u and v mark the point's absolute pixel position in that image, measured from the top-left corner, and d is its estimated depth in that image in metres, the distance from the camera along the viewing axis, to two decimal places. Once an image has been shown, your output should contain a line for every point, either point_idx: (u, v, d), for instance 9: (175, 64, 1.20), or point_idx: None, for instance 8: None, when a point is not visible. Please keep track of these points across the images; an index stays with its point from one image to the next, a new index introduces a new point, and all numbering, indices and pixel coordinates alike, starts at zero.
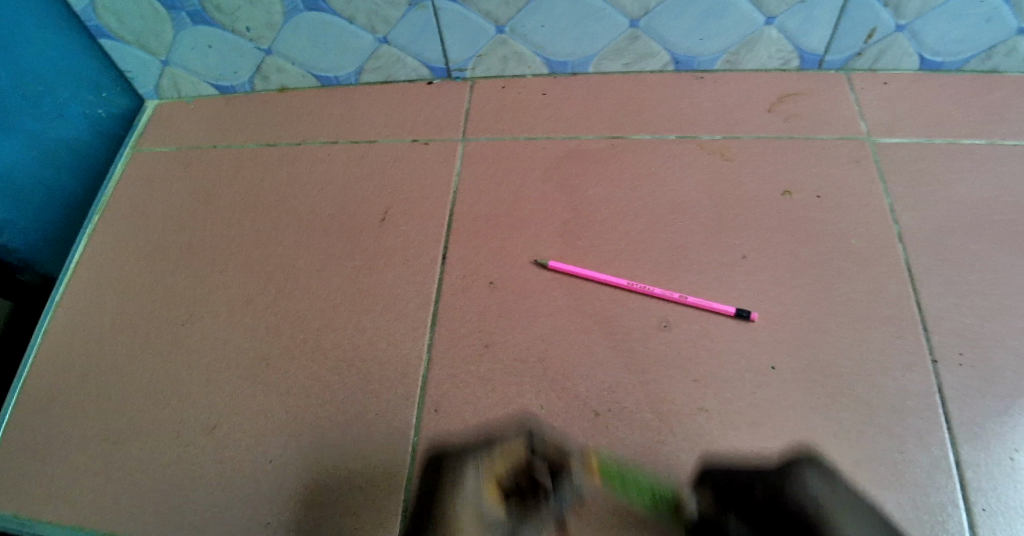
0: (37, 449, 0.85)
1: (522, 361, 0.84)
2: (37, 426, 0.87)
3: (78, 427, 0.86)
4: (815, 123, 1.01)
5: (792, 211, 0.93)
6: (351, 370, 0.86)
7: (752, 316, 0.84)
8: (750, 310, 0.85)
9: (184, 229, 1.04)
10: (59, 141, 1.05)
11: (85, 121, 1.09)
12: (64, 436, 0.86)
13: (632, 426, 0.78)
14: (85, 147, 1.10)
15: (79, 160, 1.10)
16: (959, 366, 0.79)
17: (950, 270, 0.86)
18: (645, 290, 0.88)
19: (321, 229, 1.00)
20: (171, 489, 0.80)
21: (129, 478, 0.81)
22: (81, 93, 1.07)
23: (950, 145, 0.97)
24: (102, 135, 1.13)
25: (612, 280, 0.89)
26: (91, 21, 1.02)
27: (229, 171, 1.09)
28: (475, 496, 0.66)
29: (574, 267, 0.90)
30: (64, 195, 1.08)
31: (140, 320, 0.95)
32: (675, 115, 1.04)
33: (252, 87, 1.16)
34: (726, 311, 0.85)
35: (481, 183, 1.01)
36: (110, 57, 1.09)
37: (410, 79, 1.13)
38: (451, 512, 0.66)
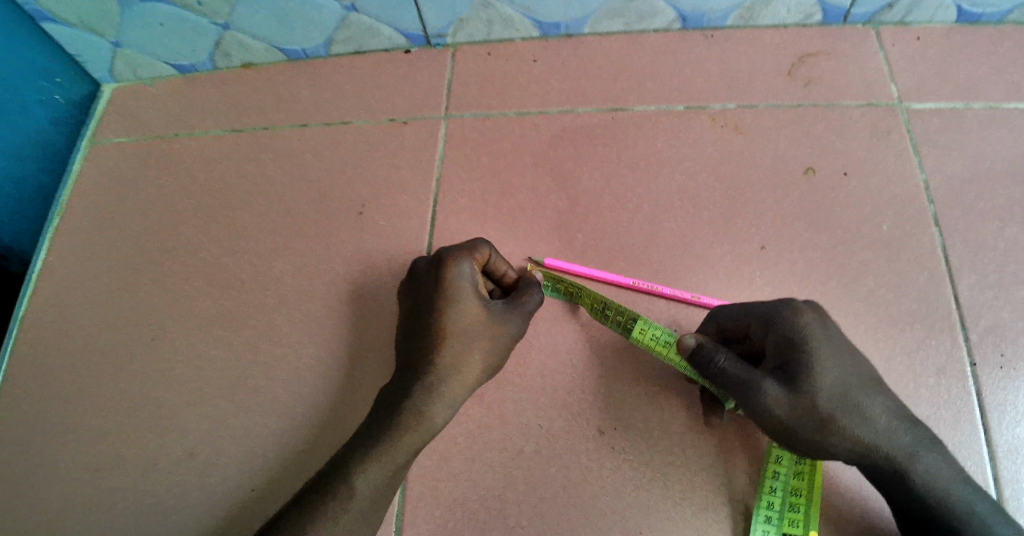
0: (16, 484, 0.82)
1: (516, 376, 0.78)
2: (14, 460, 0.83)
3: (58, 458, 0.83)
4: (836, 89, 0.90)
5: (810, 193, 0.84)
6: (340, 386, 0.83)
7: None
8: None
9: (149, 232, 0.95)
10: (22, 137, 0.95)
11: (44, 114, 0.98)
12: (47, 468, 0.82)
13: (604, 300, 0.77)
14: (45, 140, 0.99)
15: (43, 156, 0.99)
16: (1001, 369, 0.74)
17: (982, 261, 0.79)
18: (651, 290, 0.81)
19: (296, 230, 0.92)
20: (162, 517, 0.79)
21: (116, 511, 0.80)
22: (34, 84, 0.94)
23: (988, 111, 0.87)
24: (61, 126, 1.01)
25: (614, 279, 0.82)
26: (29, 5, 0.87)
27: (192, 167, 0.99)
28: (464, 290, 0.72)
29: (572, 265, 0.83)
30: (36, 190, 1.00)
31: (113, 338, 0.89)
32: (682, 80, 0.92)
33: (212, 65, 1.03)
34: None
35: (467, 170, 0.91)
36: (55, 42, 0.95)
37: (384, 49, 1.01)
38: (440, 302, 0.72)
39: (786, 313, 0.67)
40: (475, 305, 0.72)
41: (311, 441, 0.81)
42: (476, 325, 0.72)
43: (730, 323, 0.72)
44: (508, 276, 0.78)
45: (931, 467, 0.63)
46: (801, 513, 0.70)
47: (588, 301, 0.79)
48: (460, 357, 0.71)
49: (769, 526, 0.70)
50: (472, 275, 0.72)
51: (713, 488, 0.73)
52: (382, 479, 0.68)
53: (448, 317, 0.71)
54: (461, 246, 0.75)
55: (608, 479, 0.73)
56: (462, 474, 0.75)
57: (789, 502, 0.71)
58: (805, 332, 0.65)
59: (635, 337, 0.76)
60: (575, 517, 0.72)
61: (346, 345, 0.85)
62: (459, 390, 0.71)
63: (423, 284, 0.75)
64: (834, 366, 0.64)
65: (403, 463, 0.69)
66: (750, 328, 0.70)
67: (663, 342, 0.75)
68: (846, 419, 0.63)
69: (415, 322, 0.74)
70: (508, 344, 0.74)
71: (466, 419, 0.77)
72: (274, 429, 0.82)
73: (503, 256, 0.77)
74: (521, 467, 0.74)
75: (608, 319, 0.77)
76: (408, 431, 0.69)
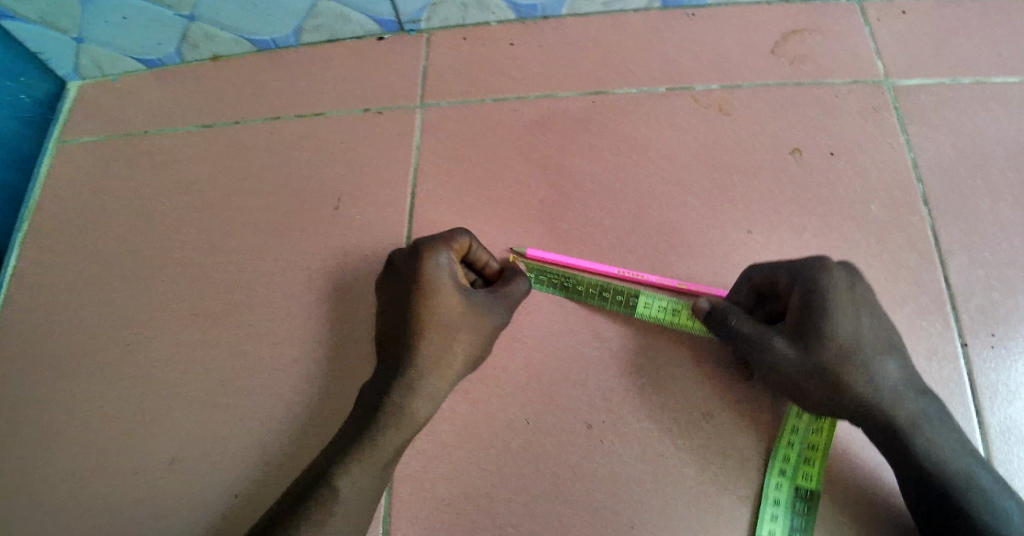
0: None
1: (501, 371, 0.76)
2: None
3: (32, 471, 0.80)
4: (822, 66, 0.88)
5: (798, 174, 0.82)
6: (322, 387, 0.81)
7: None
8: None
9: (119, 233, 0.91)
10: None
11: (11, 113, 0.93)
12: (20, 481, 0.79)
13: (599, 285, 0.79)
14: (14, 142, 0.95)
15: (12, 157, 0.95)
16: (992, 348, 0.73)
17: (973, 238, 0.78)
18: (637, 278, 0.79)
19: (271, 226, 0.89)
20: (142, 527, 0.77)
21: (94, 524, 0.77)
22: None
23: (977, 86, 0.85)
24: (31, 126, 0.97)
25: (599, 268, 0.79)
26: None
27: (162, 164, 0.95)
28: (443, 281, 0.69)
29: (556, 255, 0.80)
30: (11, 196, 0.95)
31: (86, 345, 0.85)
32: (665, 61, 0.90)
33: (180, 59, 1.00)
34: None
35: (447, 160, 0.88)
36: (16, 40, 0.90)
37: (357, 37, 0.97)
38: (418, 295, 0.69)
39: (818, 269, 0.64)
40: (454, 295, 0.69)
41: (294, 444, 0.79)
42: (457, 317, 0.69)
43: (762, 279, 0.70)
44: (489, 266, 0.75)
45: (936, 438, 0.62)
46: (815, 469, 0.71)
47: (581, 288, 0.79)
48: (444, 350, 0.69)
49: (782, 479, 0.70)
50: (450, 266, 0.69)
51: (707, 479, 0.71)
52: (370, 475, 0.66)
53: (429, 309, 0.68)
54: (438, 236, 0.72)
55: (600, 473, 0.72)
56: (448, 472, 0.73)
57: (805, 456, 0.71)
58: (832, 290, 0.63)
59: (640, 313, 0.77)
60: (565, 513, 0.71)
61: (326, 344, 0.82)
62: (444, 383, 0.69)
63: (400, 276, 0.71)
64: (855, 324, 0.63)
65: (389, 461, 0.67)
66: (779, 284, 0.68)
67: (668, 314, 0.76)
68: (858, 381, 0.62)
69: (393, 315, 0.71)
70: (491, 335, 0.72)
71: (452, 416, 0.75)
72: (254, 433, 0.80)
73: (484, 245, 0.75)
74: (509, 463, 0.73)
75: (608, 302, 0.78)
76: (393, 428, 0.67)
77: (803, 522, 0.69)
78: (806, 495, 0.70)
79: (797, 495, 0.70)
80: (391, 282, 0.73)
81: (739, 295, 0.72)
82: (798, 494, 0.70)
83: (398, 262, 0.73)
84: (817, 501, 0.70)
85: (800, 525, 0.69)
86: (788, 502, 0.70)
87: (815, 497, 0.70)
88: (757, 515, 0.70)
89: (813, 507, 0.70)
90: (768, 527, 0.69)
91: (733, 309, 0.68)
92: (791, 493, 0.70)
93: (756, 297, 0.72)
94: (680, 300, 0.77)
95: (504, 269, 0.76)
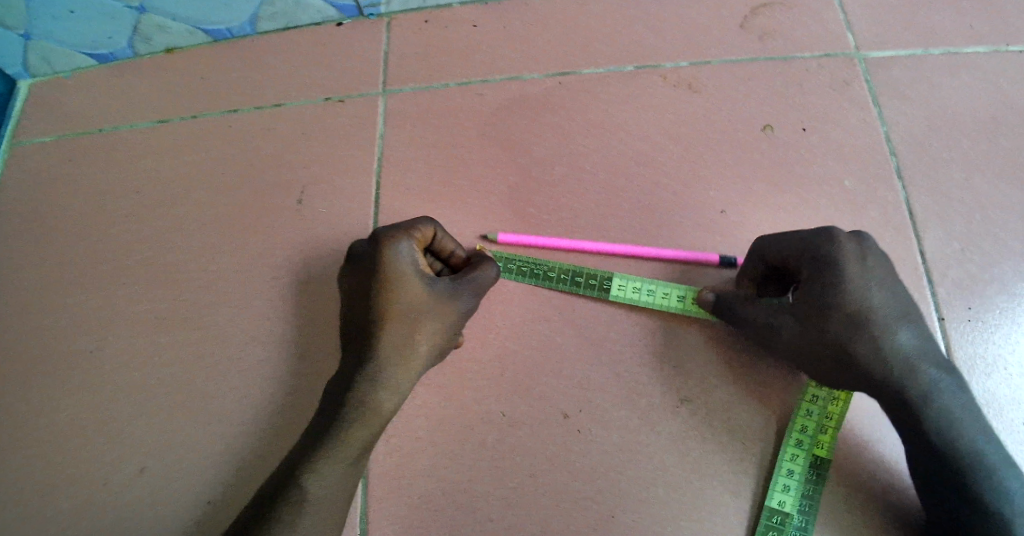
0: None
1: (475, 362, 0.74)
2: None
3: None
4: (792, 40, 0.86)
5: (771, 150, 0.81)
6: (291, 387, 0.78)
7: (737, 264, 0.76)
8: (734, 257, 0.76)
9: (77, 236, 0.88)
10: None
11: None
12: None
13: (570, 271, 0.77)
14: None
15: None
16: (969, 322, 0.73)
17: (947, 211, 0.77)
18: (613, 251, 0.77)
19: (234, 223, 0.86)
20: None
21: None
22: None
23: (948, 57, 0.84)
24: None
25: (573, 244, 0.78)
26: None
27: (119, 162, 0.91)
28: (406, 270, 0.66)
29: (525, 237, 0.78)
30: None
31: (48, 353, 0.82)
32: (632, 39, 0.88)
33: (133, 53, 0.95)
34: (710, 260, 0.76)
35: (412, 148, 0.85)
36: None
37: (315, 23, 0.94)
38: (378, 286, 0.66)
39: (827, 242, 0.61)
40: (417, 282, 0.66)
41: (265, 447, 0.76)
42: (419, 306, 0.66)
43: (772, 253, 0.66)
44: (456, 255, 0.73)
45: (942, 412, 0.60)
46: (829, 439, 0.69)
47: (554, 274, 0.77)
48: (409, 342, 0.66)
49: (797, 449, 0.69)
50: (412, 254, 0.67)
51: (687, 465, 0.70)
52: (339, 473, 0.64)
53: (392, 298, 0.65)
54: (400, 225, 0.69)
55: (578, 464, 0.70)
56: (425, 468, 0.71)
57: (819, 426, 0.70)
58: (844, 263, 0.60)
59: (616, 296, 0.75)
60: (544, 507, 0.69)
61: (294, 343, 0.80)
62: (409, 377, 0.67)
63: (360, 267, 0.68)
64: (871, 295, 0.60)
65: (357, 457, 0.65)
66: (790, 259, 0.64)
67: (644, 296, 0.75)
68: (874, 355, 0.60)
69: (355, 307, 0.68)
70: (457, 323, 0.69)
71: (427, 411, 0.73)
72: (224, 437, 0.77)
73: (450, 235, 0.73)
74: (485, 458, 0.71)
75: (583, 288, 0.76)
76: (358, 423, 0.65)
77: (813, 491, 0.68)
78: (818, 465, 0.69)
79: (810, 465, 0.69)
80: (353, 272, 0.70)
81: (751, 267, 0.69)
82: (811, 464, 0.69)
83: (359, 252, 0.70)
84: (828, 471, 0.69)
85: (809, 494, 0.68)
86: (800, 472, 0.69)
87: (827, 467, 0.69)
88: (768, 485, 0.69)
89: (823, 476, 0.69)
90: (778, 496, 0.68)
91: (736, 296, 0.70)
92: (804, 463, 0.69)
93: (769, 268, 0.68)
94: (655, 281, 0.76)
95: (471, 257, 0.74)
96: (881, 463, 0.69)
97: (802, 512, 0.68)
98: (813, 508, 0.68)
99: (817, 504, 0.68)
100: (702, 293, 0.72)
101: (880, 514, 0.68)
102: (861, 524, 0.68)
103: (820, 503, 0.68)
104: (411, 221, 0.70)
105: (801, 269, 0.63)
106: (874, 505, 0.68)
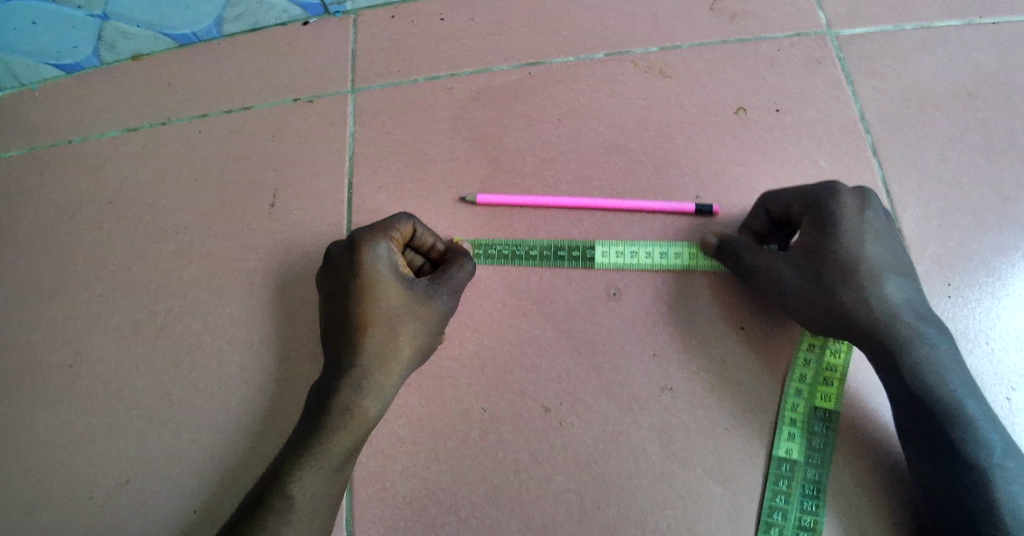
0: None
1: (453, 359, 0.73)
2: None
3: None
4: (762, 20, 0.85)
5: (744, 132, 0.80)
6: (269, 393, 0.77)
7: (714, 212, 0.77)
8: (711, 204, 0.77)
9: (49, 249, 0.86)
10: None
11: None
12: None
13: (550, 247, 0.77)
14: None
15: None
16: (949, 298, 0.72)
17: (924, 187, 0.76)
18: (590, 206, 0.78)
19: (206, 230, 0.85)
20: None
21: None
22: None
23: (921, 32, 0.83)
24: None
25: (551, 202, 0.78)
26: None
27: (89, 172, 0.90)
28: (384, 273, 0.65)
29: (504, 197, 0.79)
30: None
31: (25, 369, 0.81)
32: (601, 27, 0.87)
33: (99, 61, 0.94)
34: (686, 209, 0.77)
35: (383, 146, 0.84)
36: None
37: (282, 23, 0.93)
38: (357, 291, 0.65)
39: (830, 196, 0.63)
40: (395, 286, 0.65)
41: (246, 454, 0.75)
42: (399, 308, 0.66)
43: (777, 207, 0.68)
44: (435, 248, 0.72)
45: (935, 386, 0.60)
46: (834, 390, 0.69)
47: (535, 252, 0.77)
48: (391, 344, 0.66)
49: (799, 400, 0.69)
50: (390, 257, 0.66)
51: (670, 454, 0.68)
52: (323, 476, 0.63)
53: (370, 303, 0.65)
54: (376, 226, 0.68)
55: (560, 458, 0.69)
56: (407, 468, 0.70)
57: (823, 378, 0.70)
58: (843, 216, 0.61)
59: (600, 263, 0.75)
60: (529, 502, 0.68)
61: (270, 349, 0.79)
62: (393, 379, 0.66)
63: (336, 271, 0.67)
64: (869, 250, 0.61)
65: (341, 462, 0.64)
66: (792, 211, 0.66)
67: (628, 258, 0.75)
68: (868, 302, 0.60)
69: (333, 311, 0.67)
70: (439, 323, 0.68)
71: (407, 411, 0.72)
72: (205, 446, 0.76)
73: (429, 227, 0.72)
74: (467, 455, 0.70)
75: (566, 261, 0.76)
76: (342, 430, 0.64)
77: (821, 442, 0.68)
78: (824, 417, 0.69)
79: (815, 415, 0.69)
80: (330, 273, 0.68)
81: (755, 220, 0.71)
82: (816, 415, 0.69)
83: (336, 251, 0.68)
84: (835, 422, 0.68)
85: (816, 445, 0.68)
86: (805, 422, 0.69)
87: (834, 418, 0.68)
88: (774, 436, 0.69)
89: (830, 428, 0.68)
90: (784, 446, 0.68)
91: (742, 240, 0.70)
92: (808, 413, 0.69)
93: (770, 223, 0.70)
94: (636, 243, 0.76)
95: (450, 251, 0.73)
96: (872, 445, 0.68)
97: (811, 461, 0.67)
98: (823, 459, 0.67)
99: (826, 456, 0.67)
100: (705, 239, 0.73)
101: (869, 497, 0.66)
102: (849, 508, 0.66)
103: (829, 455, 0.68)
104: (387, 219, 0.69)
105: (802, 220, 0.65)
106: (864, 487, 0.67)
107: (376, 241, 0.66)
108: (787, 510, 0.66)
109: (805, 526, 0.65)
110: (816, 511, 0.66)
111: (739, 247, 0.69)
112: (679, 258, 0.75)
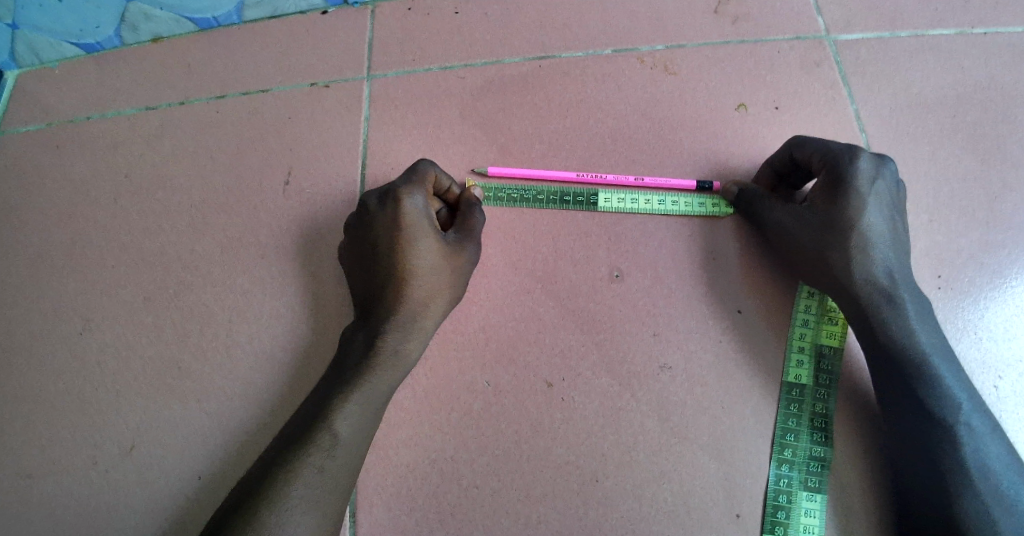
0: None
1: (459, 334, 0.75)
2: None
3: None
4: (762, 24, 0.89)
5: (742, 127, 0.84)
6: (279, 365, 0.79)
7: (716, 187, 0.80)
8: (711, 181, 0.81)
9: (64, 223, 0.88)
10: None
11: None
12: None
13: (558, 192, 0.81)
14: None
15: None
16: (941, 290, 0.75)
17: (917, 184, 0.80)
18: (595, 179, 0.81)
19: (221, 205, 0.87)
20: (100, 515, 0.74)
21: (52, 516, 0.74)
22: None
23: (915, 38, 0.87)
24: None
25: (557, 173, 0.82)
26: None
27: (107, 148, 0.91)
28: (422, 222, 0.69)
29: (512, 168, 0.82)
30: None
31: (36, 335, 0.82)
32: (608, 24, 0.90)
33: (120, 42, 0.95)
34: (687, 186, 0.80)
35: (396, 131, 0.87)
36: None
37: (300, 11, 0.96)
38: (398, 239, 0.69)
39: (847, 155, 0.66)
40: (433, 234, 0.70)
41: (255, 423, 0.77)
42: (438, 254, 0.70)
43: (803, 152, 0.71)
44: (451, 191, 0.75)
45: (921, 368, 0.63)
46: (838, 328, 0.73)
47: (543, 196, 0.81)
48: (431, 290, 0.69)
49: (806, 329, 0.74)
50: (425, 205, 0.70)
51: (667, 430, 0.71)
52: (363, 419, 0.65)
53: (410, 250, 0.68)
54: (409, 176, 0.71)
55: (560, 432, 0.71)
56: (410, 439, 0.72)
57: (826, 317, 0.74)
58: (856, 176, 0.65)
59: (603, 207, 0.80)
60: (528, 475, 0.70)
61: (281, 321, 0.81)
62: (431, 322, 0.70)
63: (373, 221, 0.71)
64: (872, 211, 0.65)
65: (382, 403, 0.66)
66: (812, 162, 0.70)
67: (630, 203, 0.80)
68: (868, 265, 0.65)
69: (369, 264, 0.71)
70: (466, 271, 0.73)
71: (413, 383, 0.74)
72: (212, 414, 0.77)
73: (445, 171, 0.75)
74: (468, 427, 0.72)
75: (572, 204, 0.80)
76: (386, 369, 0.66)
77: (828, 375, 0.72)
78: (830, 352, 0.73)
79: (821, 350, 0.73)
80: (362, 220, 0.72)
81: (777, 163, 0.75)
82: (823, 349, 0.73)
83: (369, 200, 0.72)
84: (840, 357, 0.72)
85: (824, 376, 0.72)
86: (812, 349, 0.73)
87: (838, 352, 0.73)
88: (784, 361, 0.73)
89: (837, 361, 0.72)
90: (793, 371, 0.72)
91: (758, 190, 0.75)
92: (815, 343, 0.73)
93: (790, 168, 0.74)
94: (637, 190, 0.81)
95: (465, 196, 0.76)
96: (864, 423, 0.71)
97: (818, 386, 0.72)
98: (829, 391, 0.72)
99: (832, 389, 0.72)
100: (728, 187, 0.78)
101: (858, 473, 0.69)
102: (838, 483, 0.69)
103: (836, 387, 0.72)
104: (413, 169, 0.72)
105: (818, 174, 0.69)
106: (853, 467, 0.70)
107: (412, 193, 0.70)
108: (799, 434, 0.70)
109: (816, 455, 0.70)
110: (824, 442, 0.70)
111: (759, 197, 0.74)
112: (676, 205, 0.80)
